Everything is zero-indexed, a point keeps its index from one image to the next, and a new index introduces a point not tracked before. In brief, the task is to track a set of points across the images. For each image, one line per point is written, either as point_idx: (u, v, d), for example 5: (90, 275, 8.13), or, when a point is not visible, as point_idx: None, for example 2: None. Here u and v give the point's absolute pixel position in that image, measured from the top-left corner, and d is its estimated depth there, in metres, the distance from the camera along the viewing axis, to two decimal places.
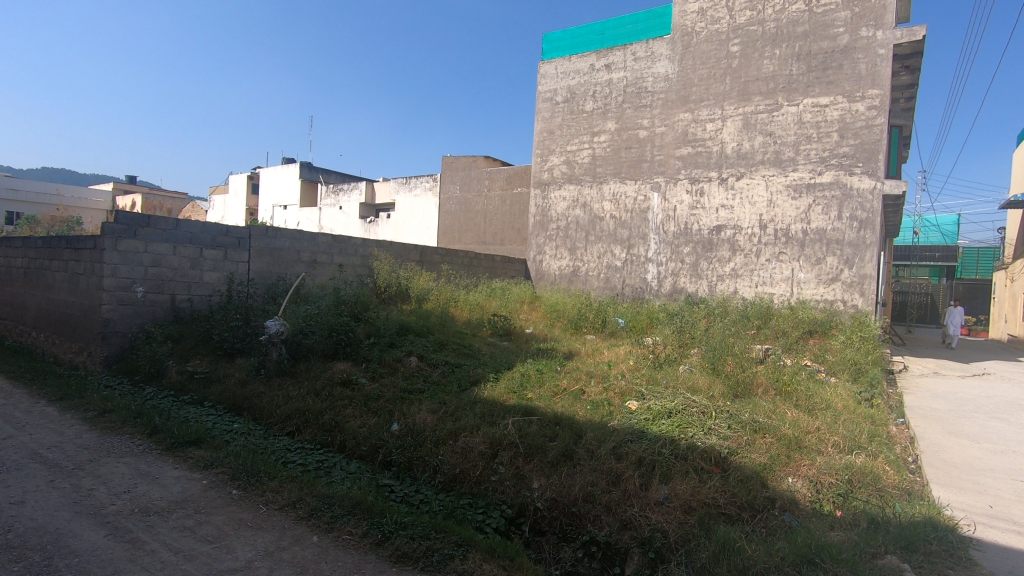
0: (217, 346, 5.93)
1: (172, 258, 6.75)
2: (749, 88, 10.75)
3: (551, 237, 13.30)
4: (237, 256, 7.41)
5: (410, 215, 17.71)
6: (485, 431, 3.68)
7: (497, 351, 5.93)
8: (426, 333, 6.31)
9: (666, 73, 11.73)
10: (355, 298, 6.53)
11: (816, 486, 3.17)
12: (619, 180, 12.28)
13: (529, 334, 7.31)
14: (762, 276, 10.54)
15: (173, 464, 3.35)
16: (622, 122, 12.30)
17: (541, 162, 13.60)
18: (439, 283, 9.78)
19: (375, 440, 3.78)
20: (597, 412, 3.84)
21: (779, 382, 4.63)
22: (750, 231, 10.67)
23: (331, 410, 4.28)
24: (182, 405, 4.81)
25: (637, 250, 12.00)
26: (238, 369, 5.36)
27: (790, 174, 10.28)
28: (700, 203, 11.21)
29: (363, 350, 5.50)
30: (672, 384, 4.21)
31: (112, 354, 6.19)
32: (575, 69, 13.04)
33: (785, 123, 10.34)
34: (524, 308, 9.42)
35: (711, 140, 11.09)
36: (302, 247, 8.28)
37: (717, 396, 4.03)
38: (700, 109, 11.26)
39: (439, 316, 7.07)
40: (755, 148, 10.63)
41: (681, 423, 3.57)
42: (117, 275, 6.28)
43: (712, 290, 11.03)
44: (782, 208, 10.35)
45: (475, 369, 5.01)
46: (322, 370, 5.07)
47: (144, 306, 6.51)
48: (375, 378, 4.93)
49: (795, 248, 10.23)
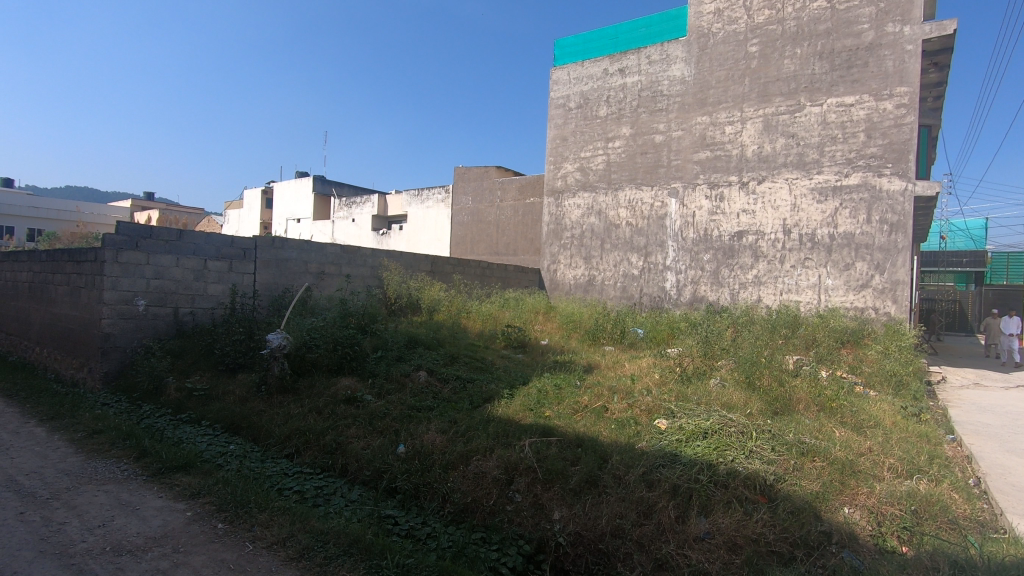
0: (218, 361, 5.66)
1: (176, 269, 6.54)
2: (769, 89, 10.40)
3: (565, 245, 12.98)
4: (242, 267, 7.19)
5: (422, 226, 17.50)
6: (500, 454, 3.33)
7: (512, 364, 5.59)
8: (436, 346, 5.99)
9: (682, 76, 11.41)
10: (363, 309, 6.24)
11: (877, 518, 2.77)
12: (635, 187, 11.94)
13: (545, 345, 6.96)
14: (786, 283, 10.10)
15: (157, 493, 3.06)
16: (637, 126, 11.98)
17: (554, 170, 13.32)
18: (451, 294, 9.48)
19: (378, 464, 3.46)
20: (624, 433, 3.46)
21: (822, 398, 4.22)
22: (773, 237, 10.26)
23: (334, 430, 3.97)
24: (178, 425, 4.54)
25: (655, 258, 11.62)
26: (239, 386, 5.08)
27: (815, 177, 9.87)
28: (719, 208, 10.84)
29: (369, 364, 5.19)
30: (704, 401, 3.82)
31: (112, 370, 5.96)
32: (588, 74, 12.78)
33: (809, 124, 9.95)
34: (539, 319, 9.07)
35: (731, 143, 10.74)
36: (310, 258, 8.04)
37: (756, 413, 3.63)
38: (718, 112, 10.92)
39: (450, 328, 6.76)
40: (777, 151, 10.25)
41: (719, 445, 3.17)
42: (118, 288, 6.07)
43: (735, 299, 10.61)
44: (807, 212, 9.93)
45: (489, 385, 4.66)
46: (326, 386, 4.76)
47: (146, 320, 6.29)
48: (382, 395, 4.60)
49: (821, 254, 9.79)
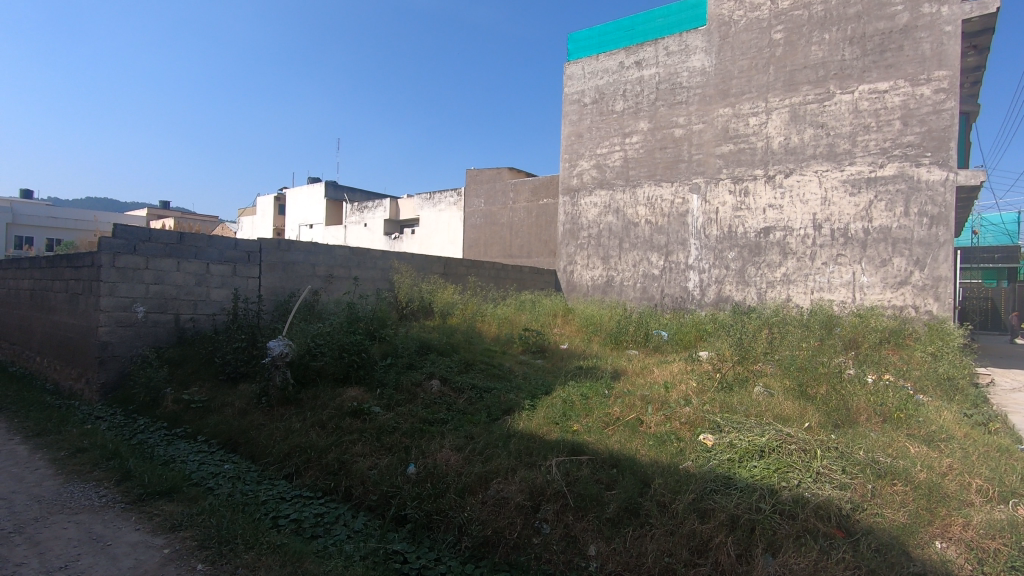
0: (219, 371, 5.32)
1: (176, 274, 6.22)
2: (795, 78, 9.89)
3: (582, 246, 12.54)
4: (247, 271, 6.86)
5: (435, 229, 17.16)
6: (523, 476, 2.91)
7: (531, 372, 5.16)
8: (450, 351, 5.59)
9: (702, 66, 10.94)
10: (372, 313, 5.87)
11: (979, 555, 2.29)
12: (654, 183, 11.47)
13: (566, 350, 6.53)
14: (818, 281, 9.57)
15: (134, 525, 2.68)
16: (655, 120, 11.53)
17: (569, 168, 12.90)
18: (465, 296, 9.09)
19: (386, 487, 3.07)
20: (665, 451, 3.02)
21: (884, 408, 3.73)
22: (803, 233, 9.73)
23: (338, 447, 3.59)
24: (172, 442, 4.19)
25: (676, 257, 11.14)
26: (239, 398, 4.73)
27: (847, 168, 9.33)
28: (744, 204, 10.35)
29: (377, 372, 4.80)
30: (754, 412, 3.36)
31: (110, 381, 5.66)
32: (603, 68, 12.35)
33: (839, 113, 9.43)
34: (557, 322, 8.65)
35: (755, 135, 10.25)
36: (318, 261, 7.70)
37: (816, 427, 3.17)
38: (741, 103, 10.45)
39: (464, 332, 6.37)
40: (805, 142, 9.73)
41: (779, 467, 2.72)
42: (116, 294, 5.76)
43: (762, 298, 10.10)
44: (839, 206, 9.39)
45: (508, 394, 4.24)
46: (331, 397, 4.38)
47: (145, 328, 5.97)
48: (391, 407, 4.21)
49: (856, 250, 9.24)
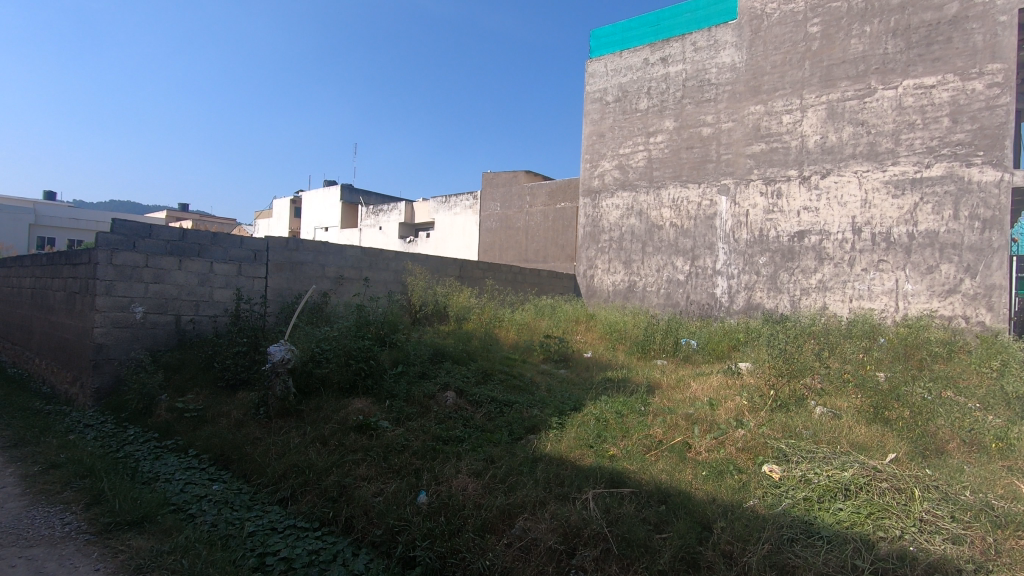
0: (217, 377, 4.94)
1: (178, 273, 5.88)
2: (833, 73, 9.34)
3: (603, 249, 12.06)
4: (253, 271, 6.50)
5: (451, 232, 16.77)
6: (554, 512, 2.45)
7: (555, 384, 4.67)
8: (466, 359, 5.14)
9: (732, 62, 10.44)
10: (382, 317, 5.44)
11: None
12: (680, 184, 10.96)
13: (591, 359, 6.04)
14: (857, 289, 8.98)
15: (93, 565, 2.31)
16: (681, 119, 11.03)
17: (590, 169, 12.44)
18: (482, 300, 8.65)
19: (392, 521, 2.62)
20: (724, 486, 2.53)
21: (975, 436, 3.17)
22: (840, 238, 9.17)
23: (339, 469, 3.17)
24: (160, 457, 3.81)
25: (703, 262, 10.60)
26: (236, 407, 4.34)
27: (889, 169, 8.75)
28: (776, 206, 9.81)
29: (387, 382, 4.37)
30: (825, 438, 2.85)
31: (104, 386, 5.31)
32: (627, 65, 11.89)
33: (881, 109, 8.85)
34: (579, 329, 8.17)
35: (789, 134, 9.71)
36: (328, 262, 7.32)
37: (905, 459, 2.65)
38: (774, 100, 9.92)
39: (481, 338, 5.91)
40: (844, 141, 9.17)
41: (872, 512, 2.22)
42: (112, 293, 5.42)
43: (796, 307, 9.54)
44: (880, 209, 8.81)
45: (531, 410, 3.77)
46: (334, 409, 3.97)
47: (144, 330, 5.62)
48: (401, 421, 3.78)
49: (899, 255, 8.64)
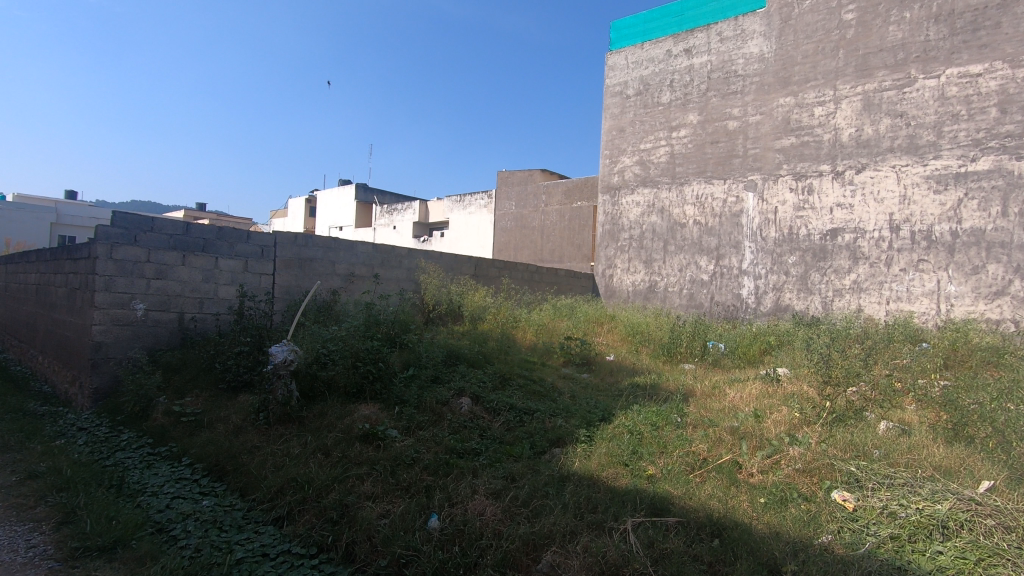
0: (219, 379, 4.65)
1: (181, 269, 5.61)
2: (869, 62, 8.84)
3: (622, 248, 11.64)
4: (260, 267, 6.22)
5: (465, 231, 16.46)
6: (589, 545, 2.08)
7: (579, 390, 4.30)
8: (482, 361, 4.79)
9: (760, 52, 9.99)
10: (393, 316, 5.11)
11: None
12: (704, 180, 10.51)
13: (615, 363, 5.66)
14: (894, 290, 8.48)
15: None
16: (706, 112, 10.58)
17: (609, 165, 12.03)
18: (498, 300, 8.30)
19: (399, 550, 2.28)
20: (790, 518, 2.14)
21: None
22: (877, 236, 8.67)
23: (342, 486, 2.84)
24: (151, 467, 3.52)
25: (728, 261, 10.15)
26: (236, 412, 4.04)
27: (930, 163, 8.23)
28: (808, 203, 9.33)
29: (396, 387, 4.03)
30: (902, 461, 2.45)
31: (103, 386, 5.06)
32: (649, 57, 11.47)
33: (922, 100, 8.34)
34: (599, 331, 7.79)
35: (821, 127, 9.23)
36: (338, 259, 7.03)
37: (1004, 489, 2.23)
38: (805, 91, 9.44)
39: (498, 340, 5.55)
40: (880, 134, 8.67)
41: (981, 558, 1.83)
42: (112, 289, 5.16)
43: (828, 309, 9.05)
44: (921, 205, 8.29)
45: (554, 420, 3.41)
46: (339, 416, 3.64)
47: (145, 328, 5.35)
48: (411, 430, 3.44)
49: (940, 255, 8.13)
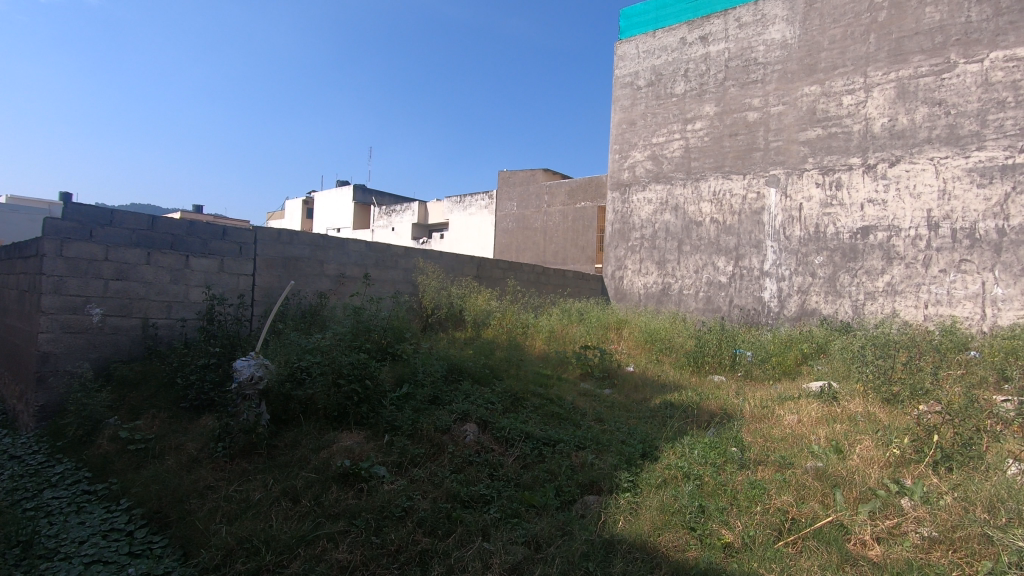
0: (180, 397, 3.95)
1: (145, 268, 4.92)
2: (904, 46, 8.19)
3: (633, 248, 10.96)
4: (237, 266, 5.52)
5: (466, 232, 15.77)
6: None
7: (605, 412, 3.61)
8: (488, 375, 4.10)
9: (783, 38, 9.33)
10: (386, 322, 4.42)
11: None
12: (721, 176, 9.84)
13: (639, 376, 4.98)
14: (934, 292, 7.81)
15: None
16: (723, 103, 9.93)
17: (619, 160, 11.34)
18: (503, 303, 7.61)
19: None
20: None
21: None
22: (913, 234, 7.99)
23: (309, 551, 2.17)
24: (79, 514, 2.82)
25: (749, 261, 9.47)
26: (193, 440, 3.34)
27: (973, 155, 7.56)
28: (836, 199, 8.66)
29: (386, 409, 3.34)
30: None
31: (50, 404, 4.34)
32: (661, 46, 10.81)
33: (963, 86, 7.69)
34: (613, 338, 7.11)
35: (851, 117, 8.58)
36: (327, 258, 6.34)
37: None
38: (833, 79, 8.78)
39: (506, 349, 4.86)
40: (917, 124, 8.01)
41: None
42: (62, 292, 4.46)
43: (860, 313, 8.37)
44: (963, 200, 7.62)
45: (585, 456, 2.73)
46: (315, 448, 2.96)
47: (102, 336, 4.64)
48: (403, 468, 2.76)
49: (986, 254, 7.45)
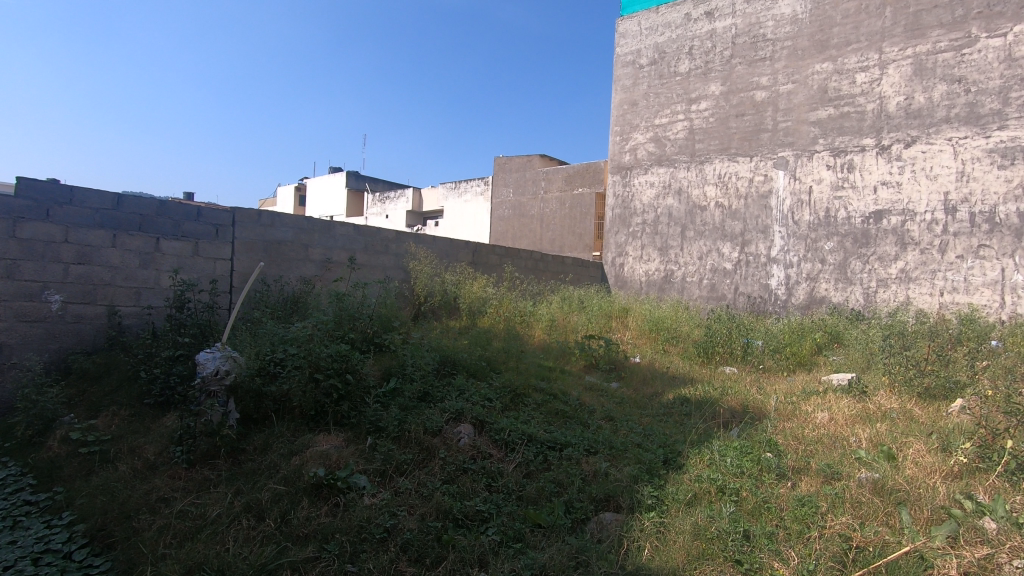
0: (143, 392, 3.56)
1: (111, 252, 4.49)
2: (921, 20, 7.77)
3: (635, 234, 10.57)
4: (215, 250, 5.10)
5: (461, 219, 15.34)
6: None
7: (615, 408, 3.25)
8: (484, 367, 3.73)
9: (793, 13, 8.90)
10: (373, 309, 4.03)
11: None
12: (727, 158, 9.44)
13: (648, 369, 4.61)
14: (950, 280, 7.48)
15: None
16: (730, 82, 9.51)
17: (620, 142, 10.92)
18: (501, 290, 7.22)
19: None
20: None
21: None
22: (929, 219, 7.64)
23: None
24: (12, 530, 2.44)
25: (755, 247, 9.11)
26: (152, 442, 2.96)
27: (994, 135, 7.19)
28: (847, 181, 8.29)
29: (370, 407, 2.97)
30: None
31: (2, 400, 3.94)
32: (665, 22, 10.35)
33: (984, 62, 7.29)
34: (616, 327, 6.74)
35: (864, 96, 8.18)
36: (312, 241, 5.93)
37: None
38: (846, 55, 8.37)
39: (505, 339, 4.48)
40: (934, 102, 7.62)
41: None
42: (16, 278, 4.04)
43: (871, 301, 8.03)
44: (982, 182, 7.26)
45: (599, 465, 2.38)
46: (287, 454, 2.59)
47: (62, 325, 4.24)
48: (388, 478, 2.40)
49: (1006, 239, 7.11)
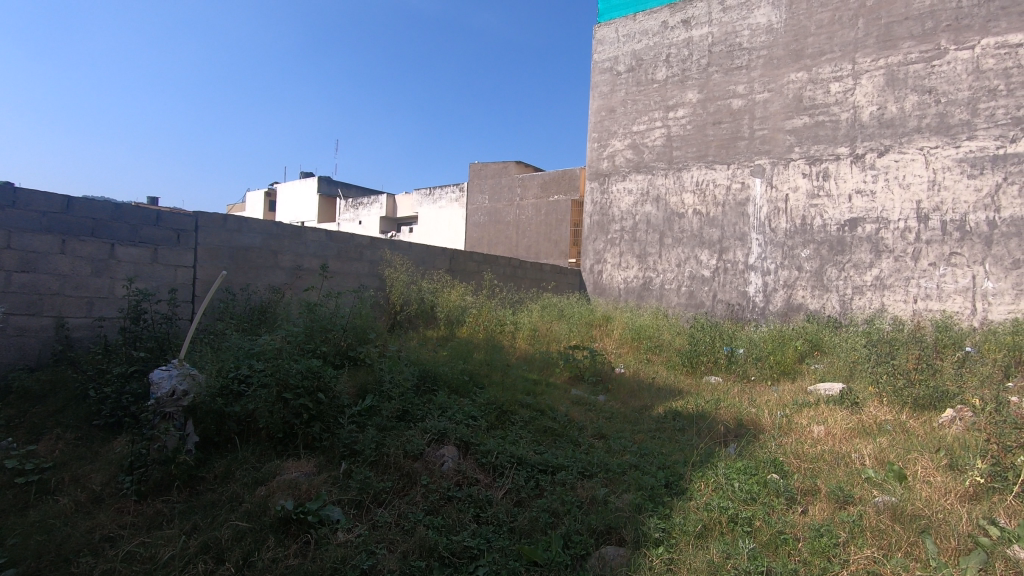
0: (92, 412, 3.25)
1: (59, 258, 4.14)
2: (893, 32, 7.91)
3: (613, 241, 10.50)
4: (176, 257, 4.78)
5: (436, 225, 15.08)
6: None
7: (605, 424, 3.09)
8: (466, 381, 3.53)
9: (768, 23, 8.99)
10: (347, 320, 3.78)
11: None
12: (705, 165, 9.45)
13: (634, 380, 4.47)
14: (923, 287, 7.57)
15: None
16: (706, 90, 9.54)
17: (598, 149, 10.86)
18: (480, 298, 7.02)
19: None
20: None
21: None
22: (902, 227, 7.74)
23: None
24: None
25: (733, 255, 9.12)
26: (100, 470, 2.67)
27: (964, 145, 7.33)
28: (823, 189, 8.35)
29: (344, 428, 2.74)
30: None
31: None
32: (642, 29, 10.36)
33: (953, 74, 7.44)
34: (598, 335, 6.60)
35: (839, 105, 8.27)
36: (281, 248, 5.64)
37: None
38: (820, 65, 8.46)
39: (487, 350, 4.28)
40: (906, 112, 7.75)
41: None
42: None
43: (847, 308, 8.09)
44: (953, 191, 7.39)
45: (596, 491, 2.22)
46: (252, 483, 2.34)
47: (2, 339, 3.87)
48: (365, 510, 2.18)
49: (976, 247, 7.24)
